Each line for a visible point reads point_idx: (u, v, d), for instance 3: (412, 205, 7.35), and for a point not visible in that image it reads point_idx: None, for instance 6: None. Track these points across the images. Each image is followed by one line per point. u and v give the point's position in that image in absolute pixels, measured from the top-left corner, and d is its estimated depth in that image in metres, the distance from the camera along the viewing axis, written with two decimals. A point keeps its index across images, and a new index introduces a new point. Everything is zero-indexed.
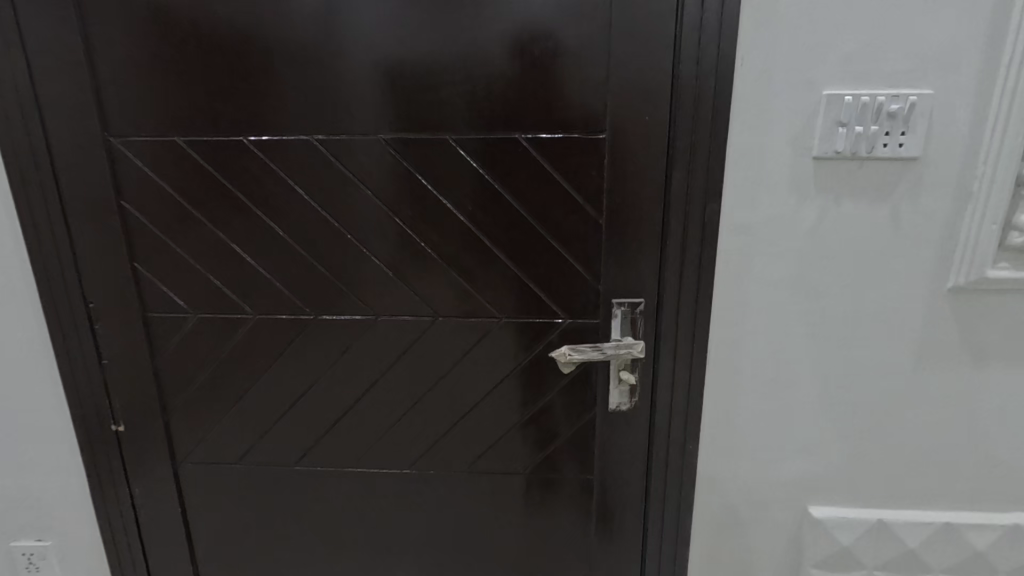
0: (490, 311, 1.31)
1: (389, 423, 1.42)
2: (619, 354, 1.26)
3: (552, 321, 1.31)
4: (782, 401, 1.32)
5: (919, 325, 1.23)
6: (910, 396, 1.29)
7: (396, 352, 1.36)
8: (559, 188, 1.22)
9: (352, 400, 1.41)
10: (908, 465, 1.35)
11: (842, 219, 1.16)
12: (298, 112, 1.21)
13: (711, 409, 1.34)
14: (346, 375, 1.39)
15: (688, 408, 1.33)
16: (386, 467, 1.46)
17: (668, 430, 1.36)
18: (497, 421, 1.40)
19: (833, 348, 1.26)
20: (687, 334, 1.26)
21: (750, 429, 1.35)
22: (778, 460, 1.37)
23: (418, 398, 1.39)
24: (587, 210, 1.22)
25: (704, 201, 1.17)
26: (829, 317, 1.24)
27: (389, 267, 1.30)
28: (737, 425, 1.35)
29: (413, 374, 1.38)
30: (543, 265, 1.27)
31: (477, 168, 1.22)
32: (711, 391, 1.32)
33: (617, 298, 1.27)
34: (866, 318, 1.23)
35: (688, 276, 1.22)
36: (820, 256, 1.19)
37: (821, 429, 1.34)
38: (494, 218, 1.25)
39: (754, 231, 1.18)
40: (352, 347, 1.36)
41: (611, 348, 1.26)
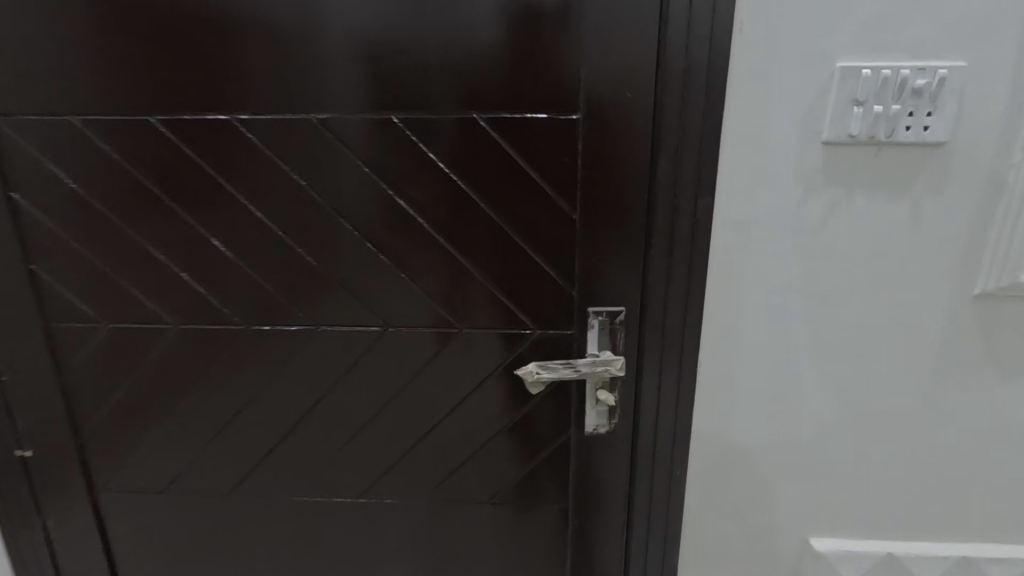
0: (448, 319, 1.14)
1: (338, 445, 1.25)
2: (597, 372, 1.09)
3: (520, 332, 1.14)
4: (782, 421, 1.16)
5: (940, 336, 1.07)
6: (928, 416, 1.14)
7: (343, 366, 1.18)
8: (527, 178, 1.04)
9: (294, 420, 1.23)
10: (923, 491, 1.20)
11: (857, 215, 0.99)
12: (217, 88, 1.02)
13: (702, 430, 1.18)
14: (284, 393, 1.21)
15: (676, 429, 1.17)
16: (336, 494, 1.29)
17: (653, 454, 1.19)
18: (459, 444, 1.23)
19: (842, 362, 1.10)
20: (676, 347, 1.10)
21: (745, 452, 1.19)
22: (777, 487, 1.22)
23: (368, 418, 1.22)
24: (558, 204, 1.05)
25: (695, 194, 1.00)
26: (837, 327, 1.08)
27: (330, 270, 1.12)
28: (730, 448, 1.19)
29: (362, 392, 1.20)
30: (508, 268, 1.10)
31: (429, 154, 1.04)
32: (702, 410, 1.16)
33: (594, 306, 1.10)
34: (879, 329, 1.07)
35: (676, 281, 1.05)
36: (830, 257, 1.02)
37: (826, 452, 1.18)
38: (451, 214, 1.07)
39: (752, 229, 1.02)
40: (290, 361, 1.18)
41: (587, 366, 1.09)
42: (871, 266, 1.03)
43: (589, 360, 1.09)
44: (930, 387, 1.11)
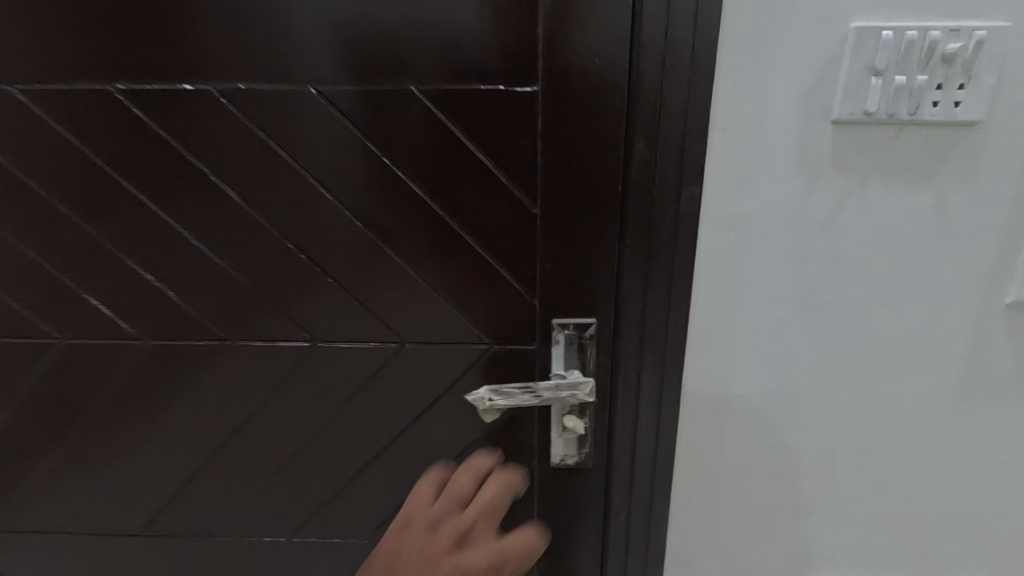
0: (387, 332, 0.96)
1: (264, 479, 1.07)
2: (562, 399, 0.92)
3: (473, 346, 0.96)
4: (778, 450, 1.00)
5: (963, 353, 0.92)
6: (948, 445, 0.97)
7: (266, 388, 1.01)
8: (478, 165, 0.86)
9: (210, 450, 1.05)
10: (946, 533, 1.03)
11: (870, 210, 0.83)
12: (90, 55, 0.84)
13: (686, 459, 1.02)
14: (197, 419, 1.03)
15: (656, 459, 1.00)
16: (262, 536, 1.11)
17: (630, 487, 1.03)
18: (403, 476, 1.06)
19: (851, 383, 0.94)
20: (655, 366, 0.93)
21: (736, 485, 1.03)
22: (773, 526, 1.05)
23: (297, 446, 1.05)
24: (515, 195, 0.87)
25: (680, 186, 0.82)
26: (846, 342, 0.91)
27: (244, 276, 0.94)
28: (719, 480, 1.03)
29: (288, 417, 1.03)
30: (458, 273, 0.92)
31: (357, 134, 0.86)
32: (686, 437, 1.00)
33: (560, 318, 0.92)
34: (893, 344, 0.91)
35: (656, 289, 0.88)
36: (838, 260, 0.86)
37: (833, 488, 1.01)
38: (386, 208, 0.89)
39: (747, 228, 0.84)
40: (202, 382, 1.01)
41: (550, 392, 0.92)
42: (887, 269, 0.87)
43: (553, 384, 0.92)
44: (952, 412, 0.95)
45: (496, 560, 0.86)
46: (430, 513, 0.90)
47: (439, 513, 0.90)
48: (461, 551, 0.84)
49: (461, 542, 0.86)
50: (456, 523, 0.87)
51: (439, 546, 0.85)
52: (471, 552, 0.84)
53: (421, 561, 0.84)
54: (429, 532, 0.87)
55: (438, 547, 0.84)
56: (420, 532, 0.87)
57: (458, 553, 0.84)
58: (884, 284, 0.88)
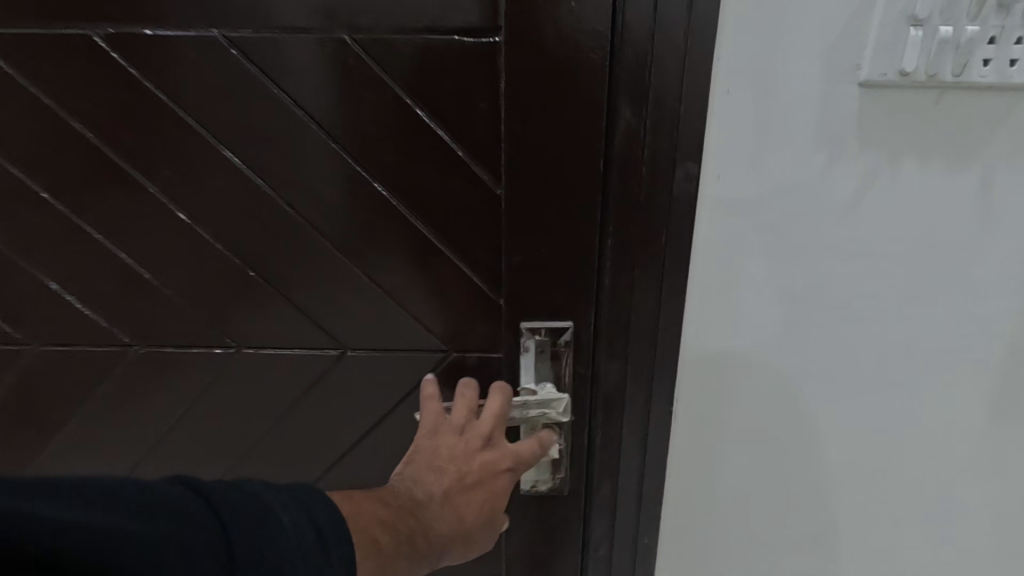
0: (326, 336, 0.81)
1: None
2: (530, 418, 0.77)
3: (429, 352, 0.82)
4: (785, 475, 0.85)
5: (1005, 361, 0.77)
6: (983, 467, 0.83)
7: (183, 403, 0.86)
8: (430, 138, 0.70)
9: (121, 473, 0.91)
10: (975, 566, 0.90)
11: (899, 193, 0.69)
12: None
13: (678, 483, 0.87)
14: (105, 437, 0.88)
15: (643, 485, 0.86)
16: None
17: (612, 515, 0.89)
18: None
19: (872, 400, 0.80)
20: (642, 378, 0.79)
21: (736, 512, 0.88)
22: (777, 556, 0.91)
23: (224, 470, 0.90)
24: (476, 171, 0.72)
25: (673, 163, 0.66)
26: (869, 352, 0.77)
27: (150, 271, 0.79)
28: (716, 507, 0.88)
29: (212, 436, 0.88)
30: (407, 268, 0.77)
31: (278, 94, 0.69)
32: (677, 458, 0.86)
33: (530, 321, 0.76)
34: (924, 352, 0.77)
35: (644, 289, 0.73)
36: (861, 253, 0.72)
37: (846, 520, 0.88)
38: (316, 190, 0.73)
39: (754, 212, 0.69)
40: (108, 395, 0.86)
41: (516, 410, 0.76)
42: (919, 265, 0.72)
43: (521, 401, 0.76)
44: (990, 435, 0.81)
45: (522, 461, 0.73)
46: (454, 425, 0.73)
47: (460, 421, 0.73)
48: (489, 447, 0.71)
49: (489, 437, 0.72)
50: (475, 418, 0.74)
51: (470, 441, 0.71)
52: (499, 446, 0.72)
53: (455, 454, 0.70)
54: (454, 427, 0.73)
55: (471, 442, 0.71)
56: (450, 428, 0.72)
57: (490, 453, 0.71)
58: (915, 283, 0.73)
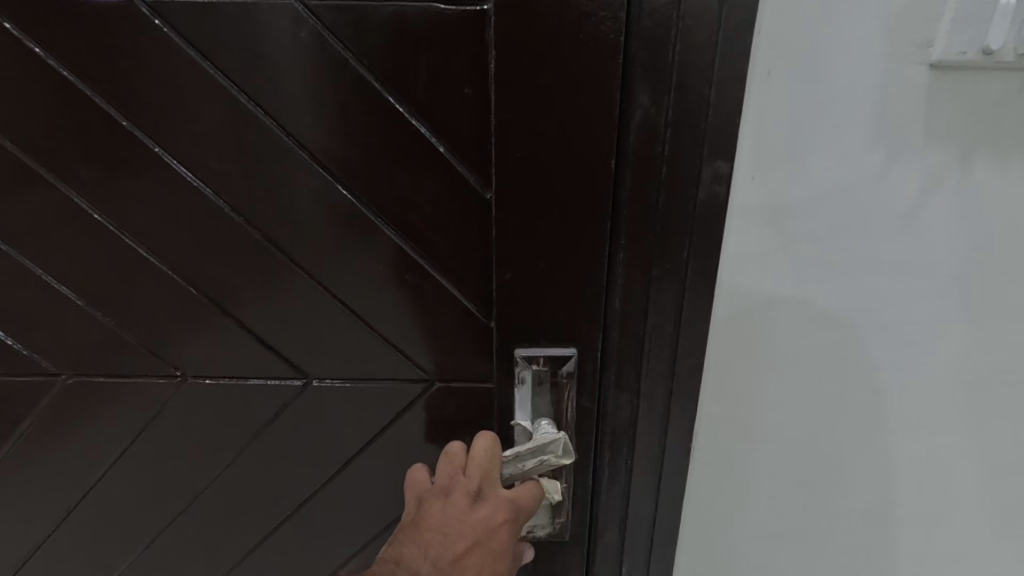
0: (286, 362, 0.69)
1: (140, 547, 0.82)
2: (529, 470, 0.64)
3: (407, 380, 0.70)
4: (818, 522, 0.73)
5: None
6: None
7: (126, 437, 0.75)
8: (405, 131, 0.58)
9: (61, 511, 0.80)
10: None
11: (972, 199, 0.56)
12: None
13: (695, 528, 0.76)
14: (40, 473, 0.77)
15: (655, 530, 0.75)
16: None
17: (619, 561, 0.78)
18: (320, 542, 0.81)
19: (927, 438, 0.67)
20: (657, 411, 0.67)
21: (760, 559, 0.77)
22: None
23: (179, 509, 0.79)
24: (458, 170, 0.60)
25: (699, 163, 0.54)
26: (923, 386, 0.65)
27: (73, 290, 0.67)
28: (736, 554, 0.77)
29: (162, 473, 0.77)
30: (380, 286, 0.65)
31: (215, 75, 0.56)
32: (694, 500, 0.74)
33: (525, 348, 0.64)
34: (991, 387, 0.65)
35: (660, 312, 0.61)
36: (923, 271, 0.59)
37: (887, 569, 0.76)
38: (266, 193, 0.61)
39: (795, 223, 0.57)
40: (40, 428, 0.75)
41: (510, 466, 0.64)
42: (993, 282, 0.60)
43: (512, 454, 0.64)
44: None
45: (518, 511, 0.62)
46: (439, 488, 0.63)
47: (444, 482, 0.64)
48: (477, 507, 0.61)
49: (477, 495, 0.61)
50: (459, 475, 0.63)
51: (454, 503, 0.61)
52: (490, 502, 0.61)
53: (440, 521, 0.60)
54: (438, 490, 0.63)
55: (456, 505, 0.61)
56: (433, 493, 0.63)
57: (480, 514, 0.60)
58: (987, 301, 0.61)
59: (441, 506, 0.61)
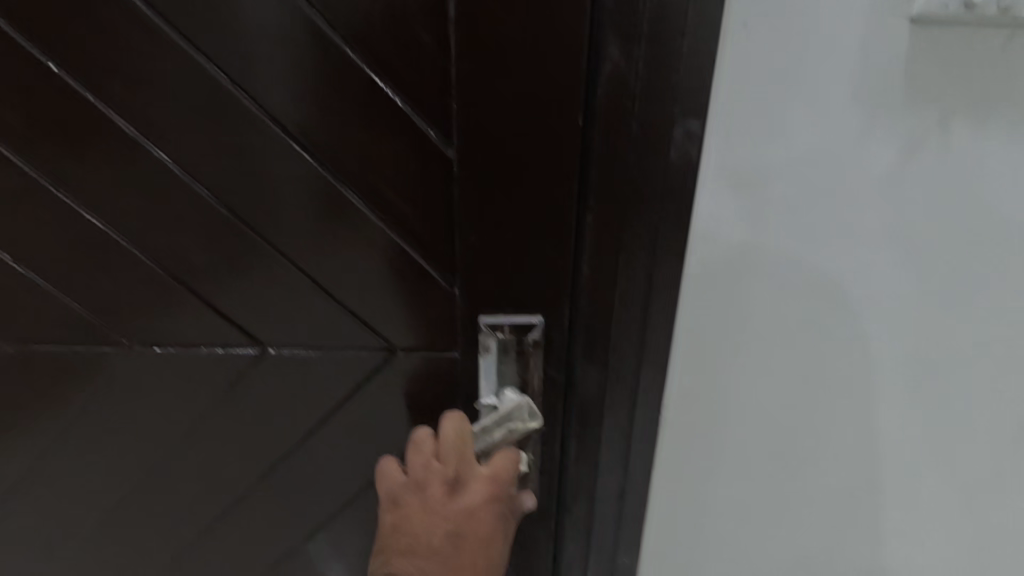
0: (244, 328, 0.67)
1: (97, 515, 0.81)
2: (500, 442, 0.62)
3: (370, 347, 0.68)
4: (790, 497, 0.72)
5: None
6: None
7: (84, 404, 0.73)
8: (361, 84, 0.55)
9: (17, 477, 0.79)
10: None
11: (958, 166, 0.53)
12: None
13: (665, 502, 0.74)
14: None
15: (624, 503, 0.73)
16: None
17: (587, 536, 0.77)
18: (284, 514, 0.79)
19: (903, 415, 0.65)
20: (626, 384, 0.65)
21: (732, 534, 0.76)
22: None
23: (139, 479, 0.78)
24: (420, 126, 0.56)
25: (671, 120, 0.52)
26: (899, 362, 0.63)
27: (22, 252, 0.64)
28: (708, 530, 0.76)
29: (121, 441, 0.75)
30: (340, 251, 0.62)
31: (157, 24, 0.53)
32: (664, 472, 0.72)
33: (490, 315, 0.62)
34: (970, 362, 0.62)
35: (630, 279, 0.58)
36: (903, 241, 0.56)
37: (862, 548, 0.74)
38: (217, 150, 0.58)
39: (771, 186, 0.54)
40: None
41: (481, 441, 0.62)
42: (977, 254, 0.57)
43: (479, 428, 0.62)
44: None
45: (499, 486, 0.61)
46: (414, 481, 0.61)
47: (419, 473, 0.61)
48: (457, 495, 0.60)
49: (454, 483, 0.60)
50: (434, 463, 0.61)
51: (432, 496, 0.60)
52: (469, 489, 0.60)
53: (422, 520, 0.59)
54: (414, 482, 0.61)
55: (437, 496, 0.60)
56: (410, 485, 0.61)
57: (459, 504, 0.59)
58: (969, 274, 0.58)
59: (421, 497, 0.60)
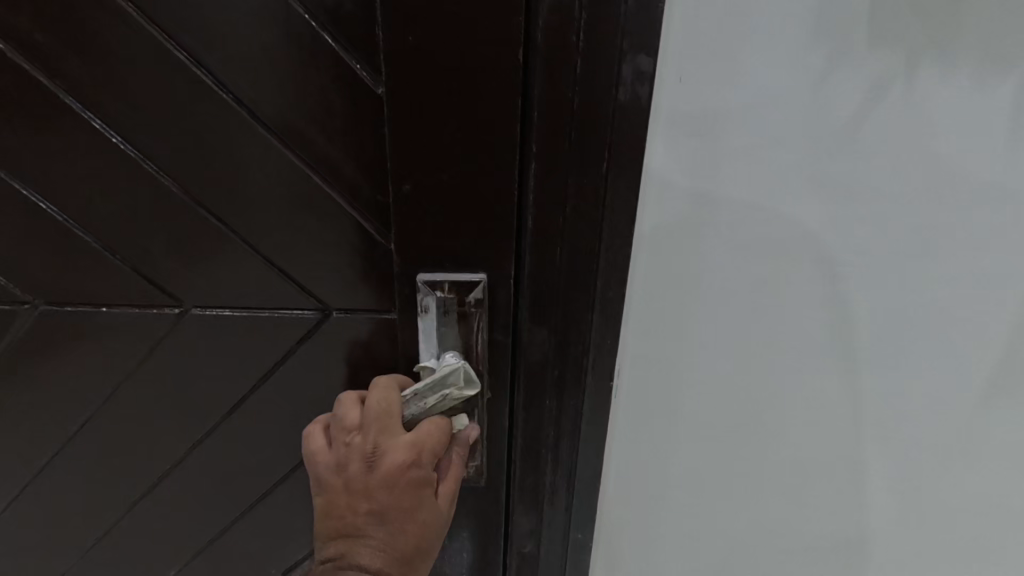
0: (165, 287, 0.63)
1: (16, 490, 0.76)
2: (433, 407, 0.59)
3: (304, 308, 0.64)
4: (747, 471, 0.68)
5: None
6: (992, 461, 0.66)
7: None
8: (278, 10, 0.50)
9: None
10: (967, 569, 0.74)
11: (923, 112, 0.49)
12: None
13: (617, 474, 0.70)
14: None
15: (575, 473, 0.70)
16: (37, 555, 0.82)
17: (538, 511, 0.73)
18: (219, 488, 0.75)
19: (865, 384, 0.61)
20: (574, 350, 0.61)
21: (688, 511, 0.72)
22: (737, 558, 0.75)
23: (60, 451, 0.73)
24: (349, 63, 0.52)
25: (616, 57, 0.47)
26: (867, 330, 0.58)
27: None
28: (662, 506, 0.72)
29: (39, 410, 0.70)
30: (262, 199, 0.58)
31: None
32: (618, 447, 0.68)
33: (429, 273, 0.58)
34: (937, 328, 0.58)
35: (577, 232, 0.55)
36: (872, 195, 0.52)
37: (824, 521, 0.71)
38: (125, 89, 0.54)
39: (725, 135, 0.49)
40: None
41: (413, 406, 0.59)
42: (947, 211, 0.53)
43: (411, 393, 0.58)
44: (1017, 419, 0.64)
45: (423, 450, 0.57)
46: (337, 453, 0.58)
47: (342, 445, 0.58)
48: (378, 466, 0.57)
49: (373, 457, 0.57)
50: (356, 433, 0.58)
51: (353, 474, 0.57)
52: (388, 455, 0.56)
53: (344, 499, 0.58)
54: (337, 455, 0.58)
55: (359, 469, 0.57)
56: (334, 458, 0.58)
57: (377, 482, 0.57)
58: (940, 233, 0.54)
59: (345, 471, 0.58)
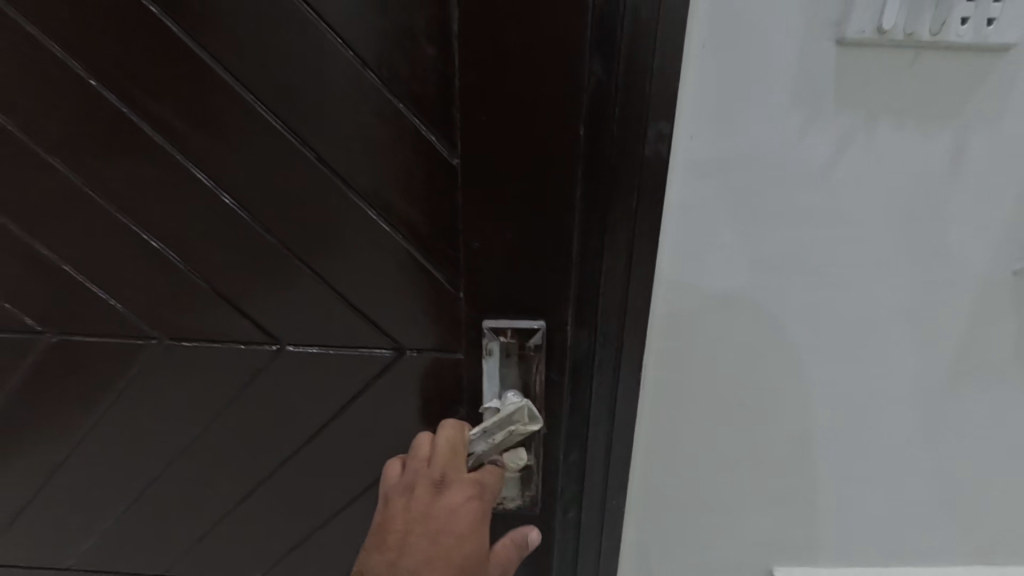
0: (267, 330, 0.75)
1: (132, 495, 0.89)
2: (498, 444, 0.68)
3: (383, 346, 0.75)
4: (756, 449, 0.79)
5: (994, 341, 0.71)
6: (966, 441, 0.77)
7: (121, 394, 0.81)
8: (376, 100, 0.63)
9: (64, 458, 0.87)
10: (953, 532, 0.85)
11: (879, 155, 0.62)
12: None
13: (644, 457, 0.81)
14: (50, 426, 0.85)
15: (611, 469, 0.80)
16: (144, 545, 0.95)
17: (582, 507, 0.83)
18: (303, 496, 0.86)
19: (844, 367, 0.72)
20: (611, 357, 0.72)
21: (707, 485, 0.83)
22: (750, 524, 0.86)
23: (171, 459, 0.86)
24: (431, 138, 0.64)
25: (644, 128, 0.60)
26: (853, 328, 0.70)
27: (79, 271, 0.74)
28: (684, 482, 0.83)
29: (155, 429, 0.83)
30: (352, 255, 0.71)
31: (205, 59, 0.62)
32: (646, 436, 0.80)
33: (494, 321, 0.69)
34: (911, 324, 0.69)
35: (611, 269, 0.67)
36: (846, 220, 0.65)
37: (825, 490, 0.82)
38: (251, 170, 0.67)
39: (728, 175, 0.63)
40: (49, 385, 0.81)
41: (481, 442, 0.68)
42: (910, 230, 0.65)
43: (480, 430, 0.68)
44: (988, 399, 0.74)
45: (482, 488, 0.66)
46: (406, 484, 0.67)
47: (411, 476, 0.67)
48: (440, 494, 0.65)
49: (438, 486, 0.65)
50: (425, 466, 0.67)
51: (416, 497, 0.65)
52: (453, 485, 0.65)
53: (403, 520, 0.64)
54: (406, 486, 0.67)
55: (423, 495, 0.65)
56: (401, 489, 0.67)
57: (438, 506, 0.64)
58: (902, 245, 0.66)
59: (411, 496, 0.66)
